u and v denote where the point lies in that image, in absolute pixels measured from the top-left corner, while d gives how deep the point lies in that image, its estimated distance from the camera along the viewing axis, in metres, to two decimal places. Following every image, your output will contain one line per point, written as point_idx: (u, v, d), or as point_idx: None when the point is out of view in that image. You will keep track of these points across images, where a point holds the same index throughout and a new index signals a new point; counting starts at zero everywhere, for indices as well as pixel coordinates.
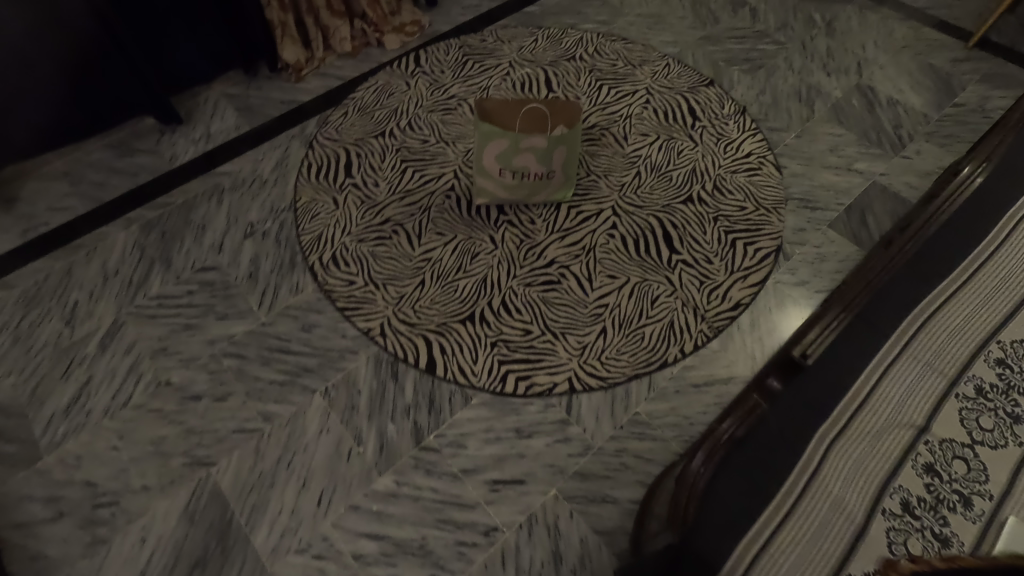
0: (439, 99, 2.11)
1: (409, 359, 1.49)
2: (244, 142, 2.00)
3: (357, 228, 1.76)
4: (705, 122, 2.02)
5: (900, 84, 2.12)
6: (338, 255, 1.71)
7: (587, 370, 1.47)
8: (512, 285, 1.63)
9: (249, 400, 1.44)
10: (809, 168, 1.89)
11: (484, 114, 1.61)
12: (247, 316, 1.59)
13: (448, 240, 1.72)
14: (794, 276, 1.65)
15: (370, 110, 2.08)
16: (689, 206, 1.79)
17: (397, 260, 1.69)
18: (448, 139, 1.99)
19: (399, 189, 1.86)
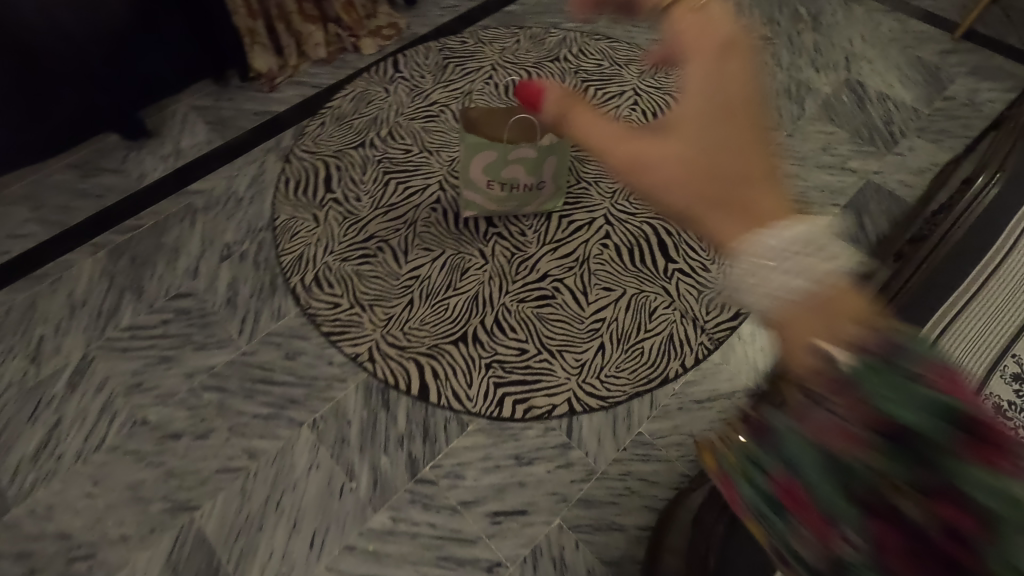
0: (420, 105, 2.03)
1: (400, 385, 1.43)
2: (217, 157, 1.91)
3: (340, 246, 1.68)
4: None
5: (889, 78, 2.10)
6: (321, 276, 1.63)
7: (586, 389, 1.42)
8: (505, 302, 1.57)
9: (233, 436, 1.36)
10: (803, 168, 1.85)
11: (471, 126, 1.55)
12: (227, 346, 1.51)
13: (436, 256, 1.65)
14: None
15: (349, 120, 1.99)
16: None
17: (383, 279, 1.62)
18: (431, 148, 1.92)
19: (383, 202, 1.78)
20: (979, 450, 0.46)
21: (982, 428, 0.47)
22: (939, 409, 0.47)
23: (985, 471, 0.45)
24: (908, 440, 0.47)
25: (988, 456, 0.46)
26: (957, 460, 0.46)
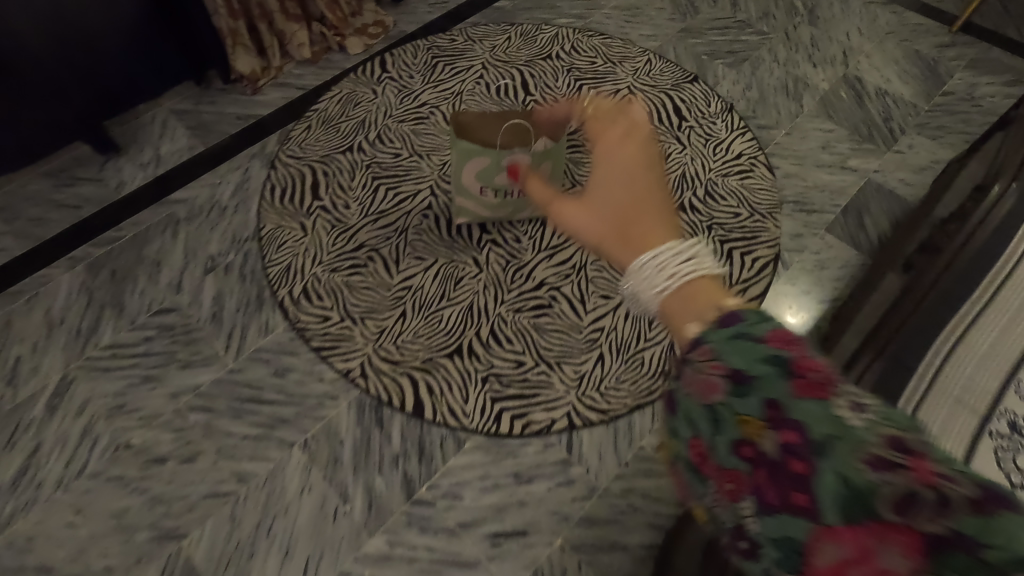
0: (409, 106, 1.97)
1: (394, 402, 1.38)
2: (199, 164, 1.84)
3: (329, 256, 1.63)
4: (692, 121, 1.92)
5: (887, 73, 2.06)
6: (310, 287, 1.57)
7: (586, 403, 1.38)
8: (500, 312, 1.52)
9: (220, 459, 1.31)
10: (802, 168, 1.81)
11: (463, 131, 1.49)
12: (213, 363, 1.45)
13: (429, 265, 1.60)
14: (795, 286, 1.58)
15: (336, 124, 1.93)
16: (682, 215, 1.71)
17: (375, 290, 1.56)
18: (421, 152, 1.86)
19: (372, 209, 1.72)
20: (813, 383, 0.46)
21: (821, 366, 0.47)
22: (771, 351, 0.49)
23: (818, 399, 0.45)
24: (743, 379, 0.49)
25: (823, 387, 0.46)
26: (795, 394, 0.46)
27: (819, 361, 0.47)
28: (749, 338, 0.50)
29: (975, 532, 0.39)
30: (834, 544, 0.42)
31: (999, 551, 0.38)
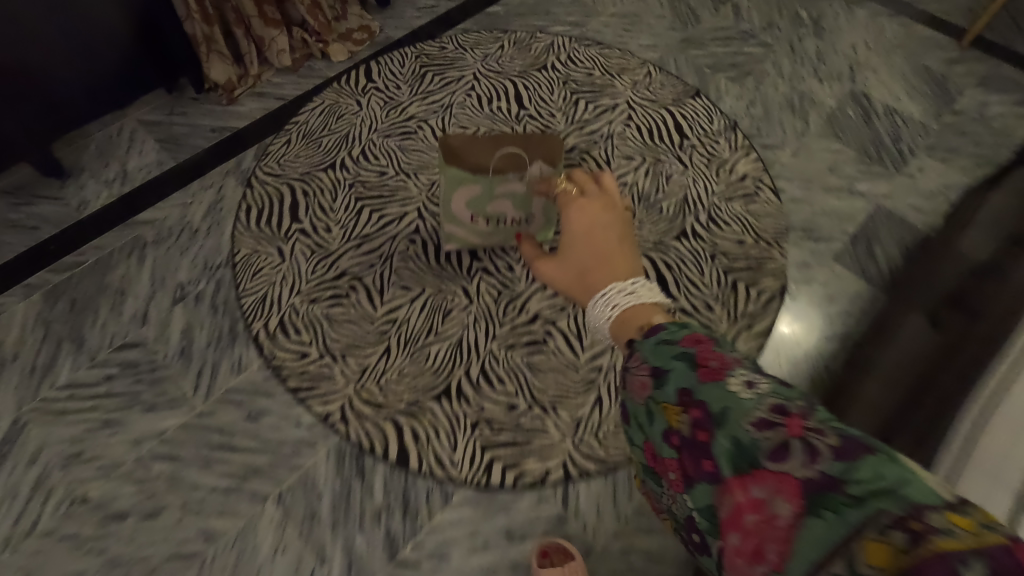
0: (396, 119, 1.85)
1: (376, 450, 1.29)
2: (169, 181, 1.72)
3: (308, 285, 1.51)
4: (694, 139, 1.82)
5: (896, 89, 1.97)
6: (287, 321, 1.46)
7: (583, 451, 1.29)
8: (491, 348, 1.43)
9: (186, 515, 1.21)
10: (809, 192, 1.73)
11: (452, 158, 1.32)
12: (180, 406, 1.34)
13: (415, 295, 1.50)
14: (804, 322, 1.49)
15: (316, 137, 1.80)
16: (684, 242, 1.61)
17: (357, 324, 1.46)
18: (409, 170, 1.74)
19: (355, 233, 1.61)
20: (712, 371, 0.64)
21: (718, 358, 0.65)
22: (688, 354, 0.67)
23: (714, 381, 0.63)
24: (662, 376, 0.67)
25: (718, 372, 0.64)
26: (700, 380, 0.64)
27: (723, 359, 0.65)
28: (670, 343, 0.69)
29: (838, 470, 0.52)
30: (734, 493, 0.57)
31: (856, 482, 0.51)
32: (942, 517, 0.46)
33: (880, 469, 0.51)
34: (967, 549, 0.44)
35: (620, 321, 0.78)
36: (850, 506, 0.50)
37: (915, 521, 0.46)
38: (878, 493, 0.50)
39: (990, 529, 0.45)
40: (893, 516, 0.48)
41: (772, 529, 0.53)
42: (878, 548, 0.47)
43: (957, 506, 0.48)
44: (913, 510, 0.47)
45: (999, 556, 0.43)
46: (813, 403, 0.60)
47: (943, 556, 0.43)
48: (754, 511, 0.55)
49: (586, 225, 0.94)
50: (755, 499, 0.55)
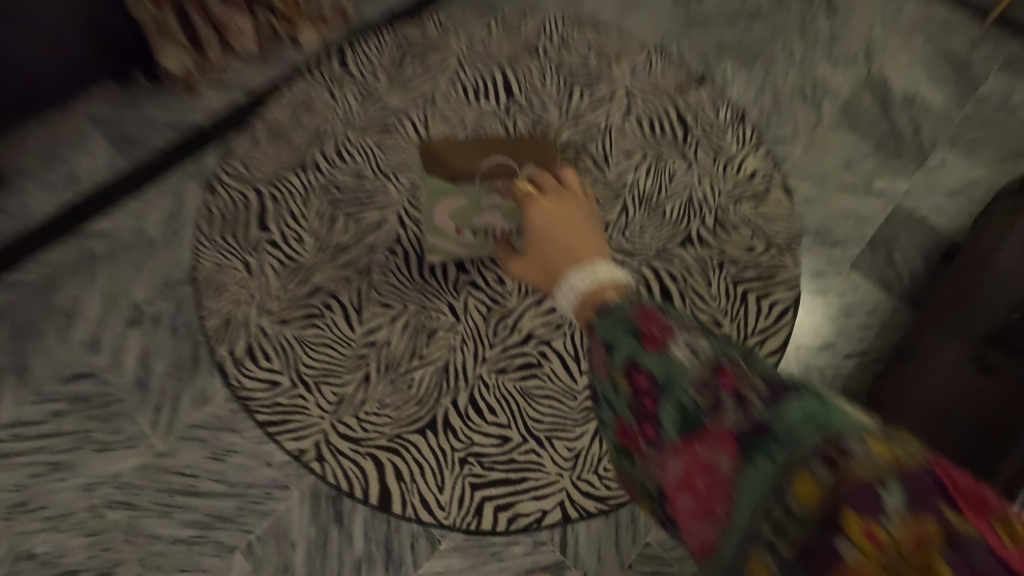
0: (372, 112, 1.67)
1: (355, 493, 1.18)
2: (121, 184, 1.55)
3: (277, 304, 1.37)
4: (700, 133, 1.67)
5: (915, 75, 1.82)
6: (255, 345, 1.32)
7: (581, 489, 1.19)
8: (481, 373, 1.30)
9: (149, 569, 1.13)
10: (823, 191, 1.59)
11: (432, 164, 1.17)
12: (138, 445, 1.22)
13: (396, 314, 1.36)
14: (818, 338, 1.38)
15: (284, 132, 1.62)
16: (689, 249, 1.48)
17: (332, 348, 1.33)
18: (387, 170, 1.58)
19: (329, 242, 1.46)
20: (654, 339, 0.72)
21: (661, 327, 0.73)
22: (635, 325, 0.75)
23: (658, 348, 0.71)
24: (614, 347, 0.75)
25: (661, 340, 0.72)
26: (645, 352, 0.72)
27: (664, 326, 0.73)
28: (618, 314, 0.77)
29: (772, 419, 0.60)
30: (686, 453, 0.65)
31: (785, 426, 0.59)
32: (860, 444, 0.55)
33: (808, 411, 0.59)
34: (882, 472, 0.53)
35: (583, 300, 0.83)
36: (784, 448, 0.58)
37: (837, 453, 0.55)
38: (806, 432, 0.58)
39: (904, 451, 0.55)
40: (819, 451, 0.56)
41: (720, 483, 0.61)
42: (808, 483, 0.55)
43: (879, 433, 0.57)
44: (834, 443, 0.56)
45: (909, 477, 0.52)
46: (746, 357, 0.68)
47: (862, 482, 0.52)
48: (704, 470, 0.63)
49: (546, 216, 1.02)
50: (705, 457, 0.63)
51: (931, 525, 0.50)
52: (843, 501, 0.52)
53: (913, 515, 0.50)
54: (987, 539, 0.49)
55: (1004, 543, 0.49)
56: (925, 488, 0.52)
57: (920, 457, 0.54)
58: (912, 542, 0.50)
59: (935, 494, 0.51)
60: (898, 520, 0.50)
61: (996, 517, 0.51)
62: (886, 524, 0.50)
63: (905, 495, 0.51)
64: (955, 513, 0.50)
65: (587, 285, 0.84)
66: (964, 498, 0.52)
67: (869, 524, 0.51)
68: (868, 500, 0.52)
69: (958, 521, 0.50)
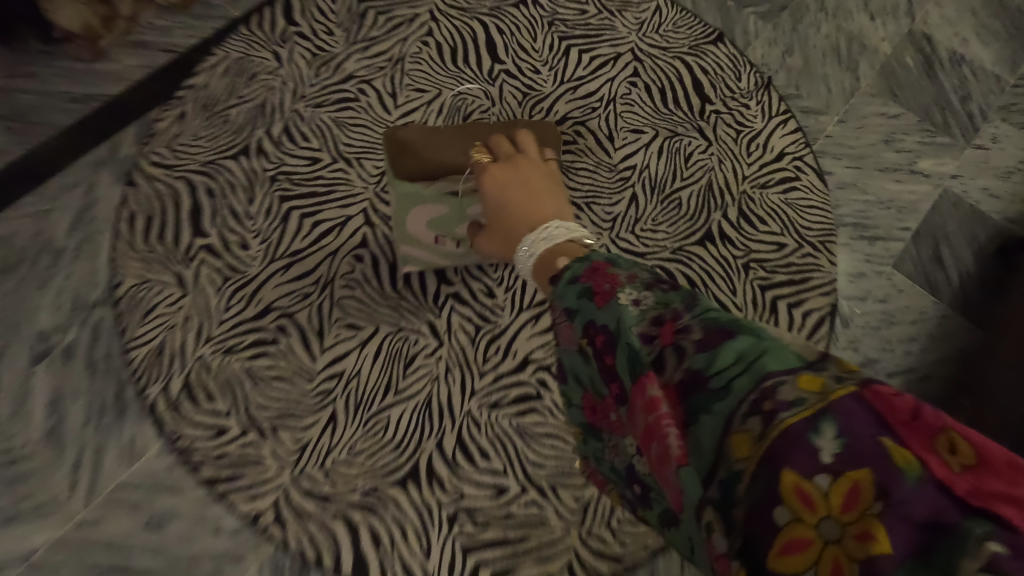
0: (327, 79, 1.37)
1: (325, 561, 0.99)
2: (13, 178, 1.24)
3: (219, 330, 1.13)
4: (718, 104, 1.42)
5: (963, 28, 1.57)
6: (194, 383, 1.09)
7: (592, 546, 1.03)
8: (470, 408, 1.10)
9: None
10: (862, 173, 1.37)
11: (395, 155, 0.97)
12: (55, 515, 1.00)
13: (366, 338, 1.14)
14: (856, 353, 1.20)
15: (220, 109, 1.33)
16: (710, 248, 1.27)
17: (289, 383, 1.10)
18: (348, 153, 1.30)
19: (280, 247, 1.21)
20: (603, 294, 0.67)
21: (610, 280, 0.68)
22: (581, 282, 0.70)
23: (609, 304, 0.66)
24: (572, 311, 0.70)
25: (612, 293, 0.67)
26: (597, 308, 0.67)
27: (616, 277, 0.68)
28: (570, 272, 0.72)
29: (704, 367, 0.57)
30: (641, 411, 0.63)
31: (716, 376, 0.56)
32: (789, 386, 0.52)
33: (744, 355, 0.56)
34: (816, 414, 0.49)
35: (539, 266, 0.78)
36: (717, 402, 0.55)
37: (765, 402, 0.51)
38: (741, 381, 0.55)
39: (840, 385, 0.51)
40: (748, 401, 0.53)
41: (669, 442, 0.58)
42: (741, 440, 0.51)
43: (814, 368, 0.53)
44: (764, 390, 0.52)
45: (846, 417, 0.48)
46: (686, 298, 0.64)
47: (792, 433, 0.48)
48: (655, 429, 0.60)
49: (501, 178, 0.88)
50: (654, 416, 0.60)
51: (871, 471, 0.46)
52: (775, 456, 0.48)
53: (852, 463, 0.46)
54: (929, 472, 0.45)
55: (947, 470, 0.46)
56: (862, 425, 0.48)
57: (855, 386, 0.50)
58: (852, 496, 0.45)
59: (871, 429, 0.48)
60: (833, 471, 0.46)
61: (941, 439, 0.47)
62: (822, 480, 0.46)
63: (843, 439, 0.47)
64: (892, 445, 0.47)
65: (545, 250, 0.78)
66: (903, 426, 0.48)
67: (803, 481, 0.46)
68: (803, 453, 0.47)
69: (895, 454, 0.46)
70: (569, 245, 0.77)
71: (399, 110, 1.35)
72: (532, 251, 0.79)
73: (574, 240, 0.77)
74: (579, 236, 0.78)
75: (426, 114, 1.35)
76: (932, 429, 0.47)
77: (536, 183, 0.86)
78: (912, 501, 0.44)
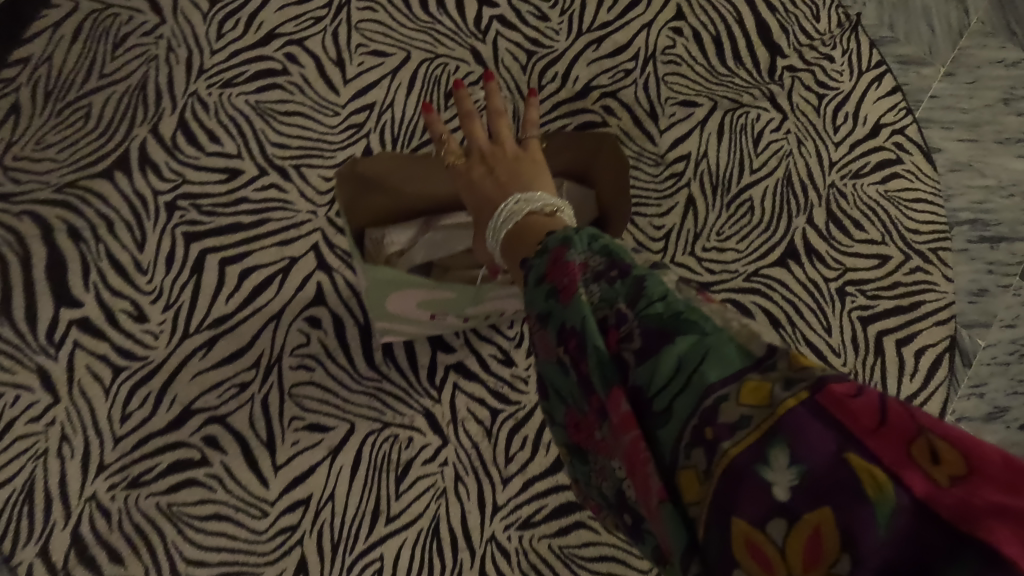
0: (235, 40, 0.91)
1: None
2: None
3: (117, 451, 0.77)
4: (795, 54, 1.02)
5: None
6: (90, 537, 0.75)
7: None
8: (494, 531, 0.80)
9: None
10: (975, 148, 1.05)
11: (348, 200, 0.66)
12: None
13: (338, 443, 0.80)
14: (981, 401, 0.95)
15: (73, 95, 0.87)
16: (794, 269, 0.94)
17: (233, 522, 0.77)
18: (280, 160, 0.88)
19: (196, 315, 0.82)
20: (566, 289, 0.44)
21: (567, 271, 0.44)
22: (541, 275, 0.46)
23: (574, 301, 0.43)
24: (541, 320, 0.46)
25: (575, 288, 0.43)
26: (560, 306, 0.44)
27: (575, 263, 0.45)
28: (533, 269, 0.47)
29: (648, 382, 0.37)
30: (616, 443, 0.40)
31: (661, 393, 0.37)
32: (730, 400, 0.34)
33: (687, 361, 0.36)
34: (762, 440, 0.32)
35: (508, 259, 0.54)
36: (666, 429, 0.36)
37: (705, 427, 0.34)
38: (686, 405, 0.36)
39: (793, 384, 0.33)
40: (687, 427, 0.35)
41: (648, 482, 0.37)
42: (689, 479, 0.35)
43: (763, 364, 0.35)
44: (706, 411, 0.35)
45: (799, 435, 0.32)
46: (631, 284, 0.41)
47: (735, 471, 0.32)
48: (637, 471, 0.38)
49: (475, 176, 0.61)
50: (629, 450, 0.38)
51: (834, 510, 0.30)
52: (718, 499, 0.33)
53: (810, 499, 0.30)
54: (908, 495, 0.29)
55: (929, 483, 0.29)
56: (817, 441, 0.31)
57: (807, 389, 0.33)
58: (814, 550, 0.29)
59: (828, 441, 0.31)
60: (786, 514, 0.30)
61: (917, 442, 0.30)
62: (777, 530, 0.30)
63: (799, 468, 0.31)
64: (855, 462, 0.30)
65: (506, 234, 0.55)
66: (869, 434, 0.31)
67: (755, 529, 0.31)
68: (748, 494, 0.32)
69: (860, 476, 0.30)
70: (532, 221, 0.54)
71: (352, 87, 0.92)
72: (500, 236, 0.56)
73: (535, 213, 0.54)
74: (542, 205, 0.55)
75: (391, 91, 0.92)
76: (905, 432, 0.30)
77: (522, 168, 0.60)
78: (888, 552, 0.28)
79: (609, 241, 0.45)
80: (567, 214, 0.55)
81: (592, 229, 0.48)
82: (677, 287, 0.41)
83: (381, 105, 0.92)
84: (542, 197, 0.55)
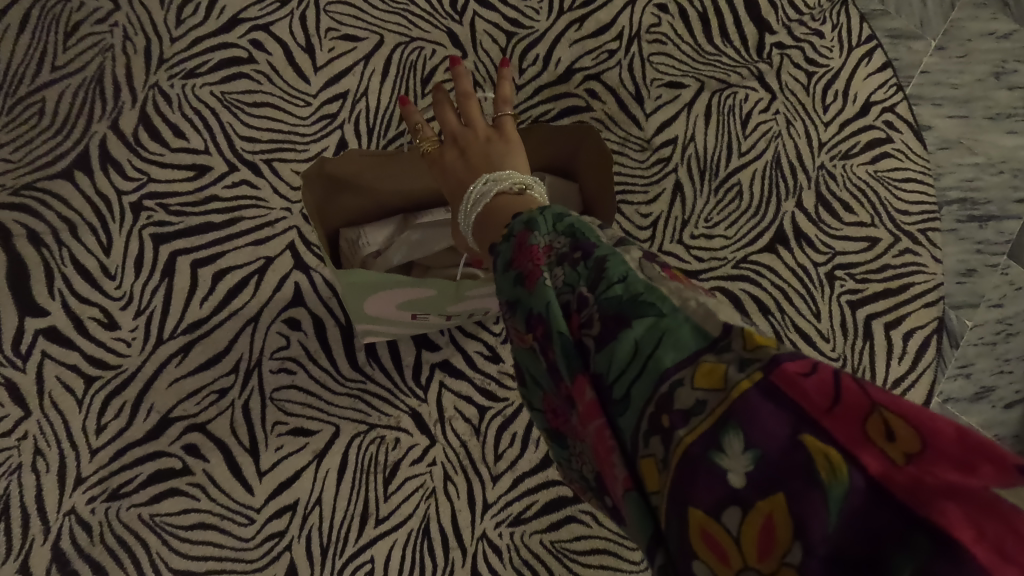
0: (196, 26, 0.86)
1: None
2: None
3: (94, 463, 0.75)
4: (783, 30, 0.98)
5: None
6: (71, 551, 0.73)
7: None
8: (485, 528, 0.79)
9: None
10: (965, 125, 1.03)
11: (316, 200, 0.64)
12: None
13: (323, 446, 0.79)
14: (968, 381, 0.96)
15: (24, 91, 0.82)
16: (782, 254, 0.92)
17: (219, 531, 0.75)
18: (250, 154, 0.84)
19: (169, 321, 0.79)
20: (532, 275, 0.41)
21: (533, 257, 0.42)
22: (508, 260, 0.44)
23: (540, 287, 0.40)
24: (510, 308, 0.43)
25: (539, 273, 0.41)
26: (526, 293, 0.41)
27: (539, 248, 0.42)
28: (500, 256, 0.44)
29: (607, 368, 0.34)
30: (584, 432, 0.37)
31: (619, 378, 0.34)
32: (685, 385, 0.31)
33: (643, 346, 0.34)
34: (715, 427, 0.29)
35: (480, 244, 0.52)
36: (626, 417, 0.34)
37: (661, 414, 0.31)
38: (642, 390, 0.33)
39: (748, 366, 0.30)
40: (644, 414, 0.33)
41: (613, 471, 0.34)
42: (649, 467, 0.32)
43: (716, 343, 0.32)
44: (661, 397, 0.32)
45: (753, 419, 0.28)
46: (593, 266, 0.38)
47: (688, 459, 0.29)
48: (604, 461, 0.35)
49: (448, 161, 0.58)
50: (595, 439, 0.35)
51: (788, 496, 0.26)
52: (674, 489, 0.30)
53: (764, 485, 0.27)
54: (862, 476, 0.26)
55: (883, 462, 0.26)
56: (771, 425, 0.28)
57: (760, 369, 0.30)
58: (768, 539, 0.26)
59: (780, 423, 0.28)
60: (738, 501, 0.27)
61: (872, 420, 0.27)
62: (732, 518, 0.27)
63: (754, 453, 0.28)
64: (810, 444, 0.27)
65: (479, 215, 0.52)
66: (823, 414, 0.28)
67: (710, 520, 0.28)
68: (700, 481, 0.29)
69: (813, 458, 0.27)
70: (504, 200, 0.51)
71: (323, 75, 0.87)
72: (472, 218, 0.53)
73: (508, 192, 0.52)
74: (513, 183, 0.52)
75: (365, 78, 0.88)
76: (860, 408, 0.27)
77: (495, 149, 0.57)
78: (840, 541, 0.25)
79: (575, 221, 0.43)
80: (538, 191, 0.53)
81: (558, 209, 0.45)
82: (640, 266, 0.38)
83: (354, 93, 0.87)
84: (512, 175, 0.53)
